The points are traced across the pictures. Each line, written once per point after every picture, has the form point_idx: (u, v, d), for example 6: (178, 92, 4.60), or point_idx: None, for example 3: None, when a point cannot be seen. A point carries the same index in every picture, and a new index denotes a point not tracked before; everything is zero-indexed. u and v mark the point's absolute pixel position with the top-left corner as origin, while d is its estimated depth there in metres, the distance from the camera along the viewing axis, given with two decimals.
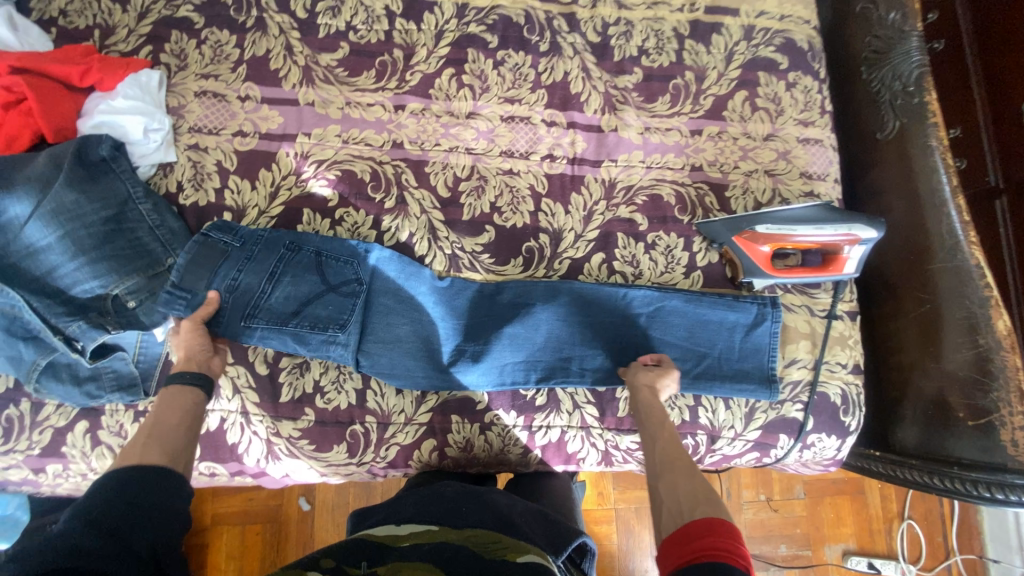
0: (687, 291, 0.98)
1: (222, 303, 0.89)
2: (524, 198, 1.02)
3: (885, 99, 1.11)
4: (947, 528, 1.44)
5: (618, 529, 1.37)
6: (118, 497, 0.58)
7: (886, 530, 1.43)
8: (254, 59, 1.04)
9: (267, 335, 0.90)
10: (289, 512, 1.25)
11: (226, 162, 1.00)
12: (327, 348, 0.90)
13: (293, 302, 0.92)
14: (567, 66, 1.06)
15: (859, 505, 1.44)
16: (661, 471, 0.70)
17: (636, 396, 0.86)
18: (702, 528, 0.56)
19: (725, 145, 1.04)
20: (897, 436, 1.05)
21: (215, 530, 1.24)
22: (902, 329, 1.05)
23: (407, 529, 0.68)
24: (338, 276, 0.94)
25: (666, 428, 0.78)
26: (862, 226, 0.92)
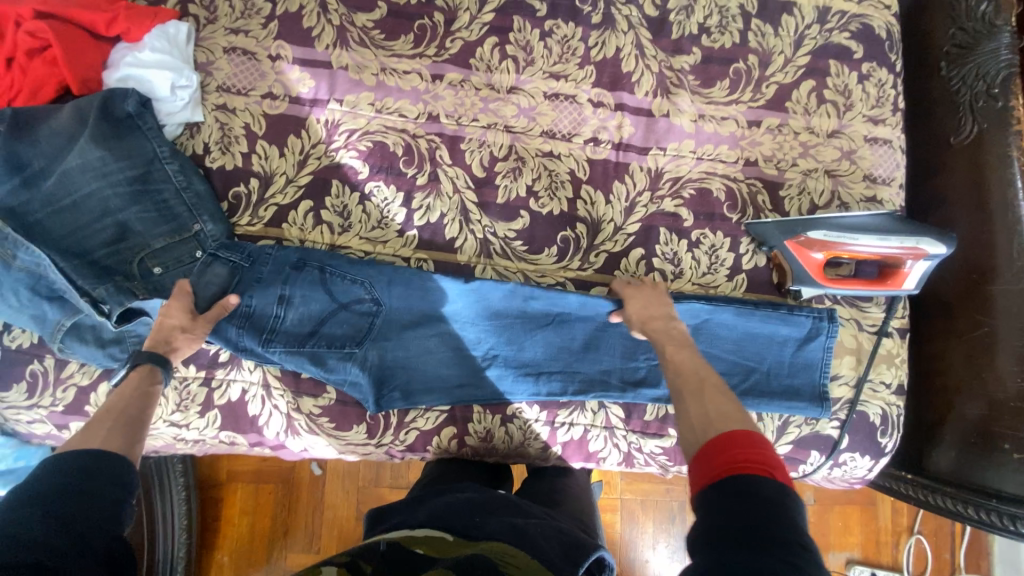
0: (734, 300, 0.92)
1: (237, 327, 0.87)
2: (563, 183, 0.96)
3: (964, 99, 1.01)
4: (955, 544, 1.41)
5: (622, 518, 1.37)
6: (56, 483, 0.54)
7: (893, 542, 1.40)
8: (287, 15, 0.98)
9: (285, 358, 0.87)
10: (301, 475, 1.27)
11: (254, 125, 0.95)
12: (344, 368, 0.89)
13: (308, 322, 0.89)
14: (620, 41, 0.98)
15: (869, 516, 1.41)
16: (678, 393, 0.72)
17: (644, 327, 0.84)
18: (727, 442, 0.59)
19: (785, 139, 0.96)
20: (931, 459, 1.00)
21: (229, 486, 1.26)
22: (950, 350, 0.99)
23: (421, 532, 0.68)
24: (347, 293, 0.90)
25: (680, 347, 0.79)
26: (930, 241, 0.85)
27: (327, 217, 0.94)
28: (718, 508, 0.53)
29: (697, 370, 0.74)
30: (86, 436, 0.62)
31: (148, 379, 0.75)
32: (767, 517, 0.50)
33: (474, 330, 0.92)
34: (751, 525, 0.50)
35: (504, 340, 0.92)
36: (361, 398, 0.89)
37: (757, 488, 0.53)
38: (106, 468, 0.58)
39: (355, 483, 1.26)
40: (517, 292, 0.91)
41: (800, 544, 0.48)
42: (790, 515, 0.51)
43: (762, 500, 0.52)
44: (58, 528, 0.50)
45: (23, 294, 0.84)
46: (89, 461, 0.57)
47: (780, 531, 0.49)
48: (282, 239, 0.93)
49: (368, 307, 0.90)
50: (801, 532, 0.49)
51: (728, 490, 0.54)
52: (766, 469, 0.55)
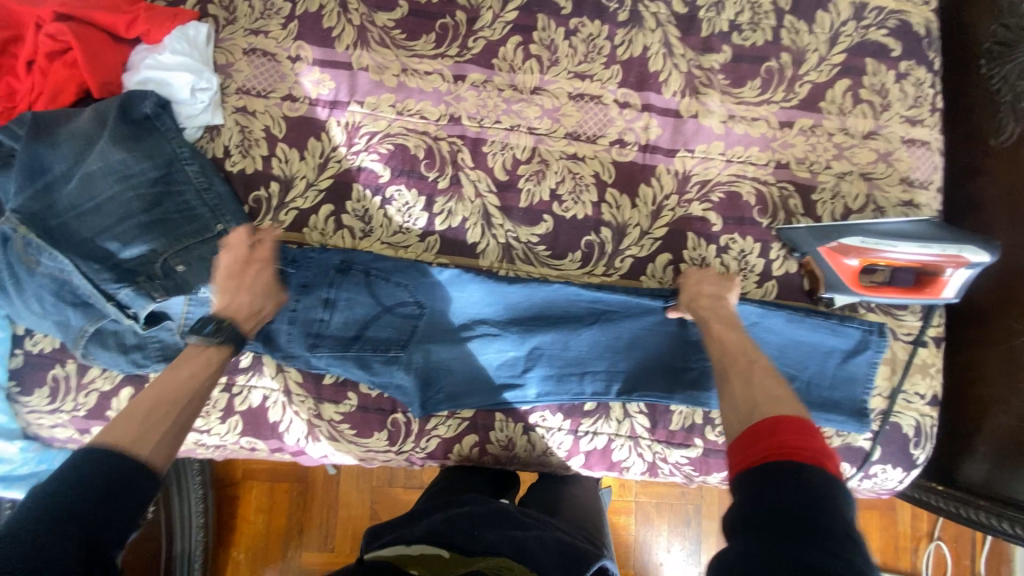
0: (789, 308, 0.89)
1: (288, 331, 0.88)
2: (587, 186, 0.94)
3: (1005, 100, 0.97)
4: (976, 552, 1.38)
5: (637, 520, 1.36)
6: (91, 503, 0.52)
7: (912, 549, 1.38)
8: (307, 15, 0.97)
9: (331, 362, 0.87)
10: (315, 474, 1.27)
11: (274, 128, 0.94)
12: (390, 371, 0.88)
13: (353, 326, 0.89)
14: (647, 40, 0.95)
15: (888, 521, 1.38)
16: (722, 373, 0.71)
17: (691, 305, 0.84)
18: (770, 427, 0.57)
19: (818, 141, 0.93)
20: (962, 470, 0.97)
21: (245, 484, 1.27)
22: (985, 360, 0.96)
23: (417, 549, 0.68)
24: (392, 297, 0.90)
25: (727, 326, 0.78)
26: (973, 249, 0.81)
27: (349, 222, 0.93)
28: (757, 492, 0.52)
29: (746, 353, 0.72)
30: (127, 429, 0.60)
31: (212, 369, 0.73)
32: (811, 507, 0.49)
33: (514, 331, 0.90)
34: (796, 514, 0.49)
35: (548, 343, 0.90)
36: (406, 402, 0.88)
37: (802, 477, 0.51)
38: (141, 489, 0.56)
39: (369, 482, 1.26)
40: (568, 291, 0.89)
41: (846, 536, 0.47)
42: (836, 506, 0.49)
43: (808, 489, 0.50)
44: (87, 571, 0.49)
45: (48, 299, 0.84)
46: (126, 475, 0.55)
47: (826, 523, 0.48)
48: (303, 243, 0.92)
49: (412, 309, 0.90)
50: (848, 526, 0.48)
51: (771, 477, 0.52)
52: (814, 458, 0.54)
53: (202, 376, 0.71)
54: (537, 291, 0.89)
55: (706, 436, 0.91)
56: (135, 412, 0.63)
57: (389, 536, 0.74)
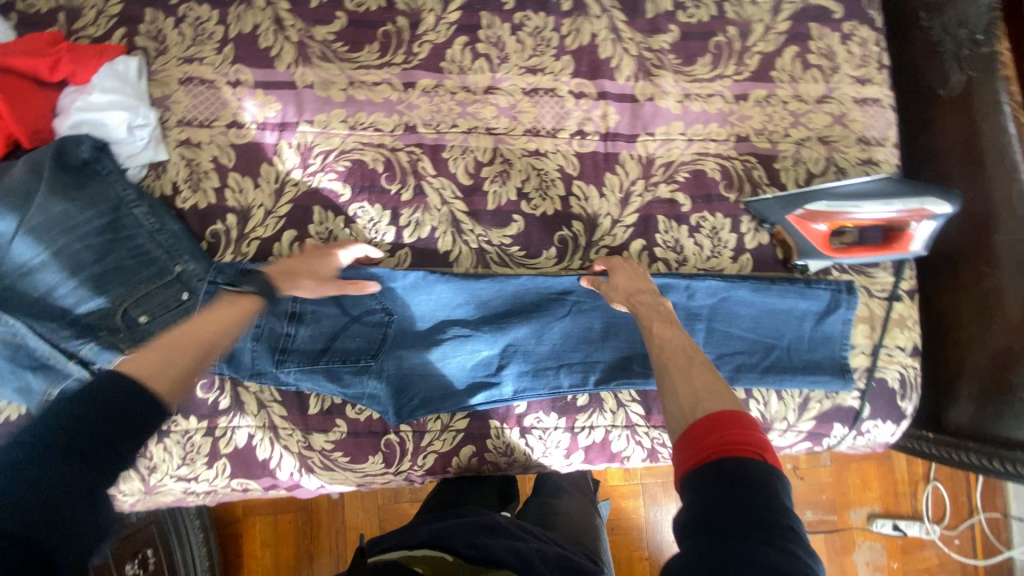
0: (753, 278, 0.90)
1: (250, 348, 0.84)
2: (553, 181, 0.92)
3: (948, 49, 0.99)
4: (971, 488, 1.42)
5: (645, 502, 1.36)
6: (90, 434, 0.50)
7: (912, 493, 1.42)
8: (241, 36, 0.94)
9: (300, 377, 0.84)
10: (319, 500, 1.24)
11: (222, 158, 0.91)
12: (361, 381, 0.85)
13: (321, 338, 0.86)
14: (594, 26, 0.94)
15: (885, 470, 1.42)
16: (661, 365, 0.70)
17: (629, 300, 0.82)
18: (714, 424, 0.58)
19: (774, 110, 0.94)
20: (950, 416, 0.99)
21: (247, 521, 1.23)
22: (959, 304, 0.99)
23: (420, 553, 0.70)
24: (360, 305, 0.87)
25: (667, 324, 0.77)
26: (934, 199, 0.83)
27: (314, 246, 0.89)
28: (706, 492, 0.52)
29: (683, 346, 0.72)
30: (136, 366, 0.58)
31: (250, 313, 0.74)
32: (754, 502, 0.50)
33: (487, 330, 0.88)
34: (744, 511, 0.49)
35: (521, 344, 0.89)
36: (380, 411, 0.85)
37: (746, 472, 0.52)
38: (145, 420, 0.54)
39: (375, 501, 1.23)
40: (538, 283, 0.89)
41: (788, 529, 0.48)
42: (777, 497, 0.51)
43: (752, 484, 0.51)
44: (86, 503, 0.48)
45: (4, 366, 0.79)
46: (126, 406, 0.53)
47: (769, 518, 0.49)
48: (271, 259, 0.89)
49: (381, 317, 0.87)
50: (785, 513, 0.50)
51: (716, 475, 0.53)
52: (753, 450, 0.55)
53: (229, 325, 0.70)
54: (508, 283, 0.88)
55: None
56: (149, 350, 0.61)
57: (390, 542, 0.75)
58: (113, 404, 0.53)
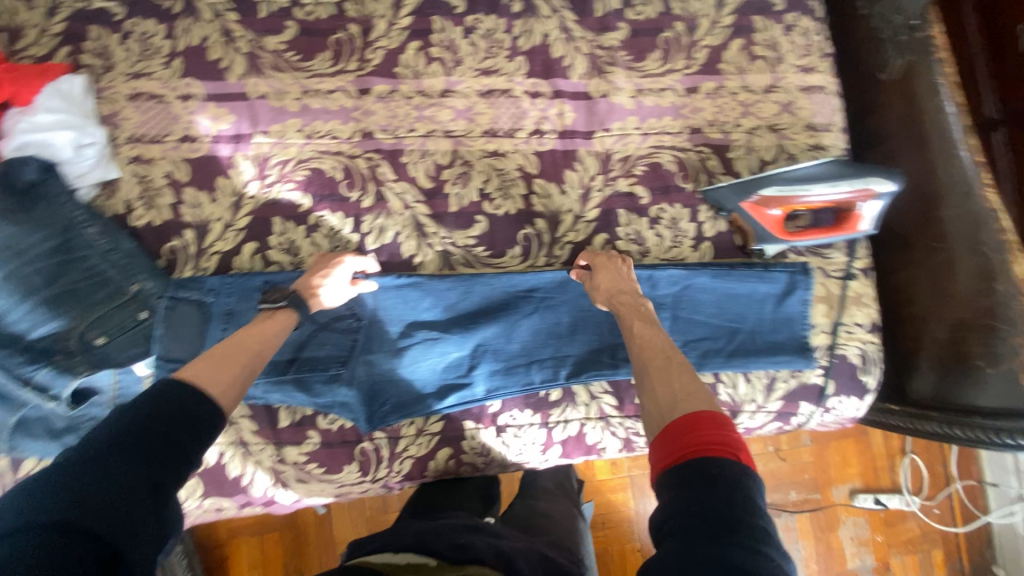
0: (713, 265, 0.92)
1: None
2: (514, 180, 0.93)
3: (887, 35, 1.04)
4: (946, 458, 1.47)
5: (634, 495, 1.37)
6: (160, 431, 0.55)
7: (890, 466, 1.46)
8: (190, 50, 0.93)
9: (268, 390, 0.82)
10: (305, 517, 1.22)
11: (176, 173, 0.90)
12: (332, 389, 0.83)
13: (288, 347, 0.84)
14: (545, 27, 0.96)
15: (863, 446, 1.46)
16: (642, 367, 0.73)
17: (611, 300, 0.84)
18: (688, 424, 0.59)
19: (724, 101, 0.96)
20: (913, 387, 1.02)
21: (232, 545, 1.20)
22: (914, 280, 1.02)
23: (404, 558, 0.67)
24: (328, 312, 0.86)
25: (648, 324, 0.79)
26: (878, 179, 0.86)
27: (276, 257, 0.88)
28: (678, 493, 0.53)
29: (663, 346, 0.75)
30: (192, 374, 0.63)
31: (283, 329, 0.77)
32: (725, 501, 0.51)
33: (457, 332, 0.88)
34: (714, 511, 0.50)
35: (491, 344, 0.89)
36: (352, 419, 0.84)
37: (717, 472, 0.53)
38: (201, 424, 0.59)
39: (363, 514, 1.22)
40: (504, 281, 0.89)
41: (760, 530, 0.50)
42: (749, 498, 0.52)
43: (723, 484, 0.52)
44: (154, 495, 0.52)
45: None
46: (189, 411, 0.59)
47: (741, 518, 0.50)
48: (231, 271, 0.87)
49: (350, 322, 0.86)
50: (755, 512, 0.51)
51: (688, 475, 0.54)
52: (725, 450, 0.56)
53: (268, 337, 0.74)
54: (475, 283, 0.89)
55: None
56: (201, 361, 0.66)
57: (375, 544, 0.72)
58: (172, 407, 0.58)
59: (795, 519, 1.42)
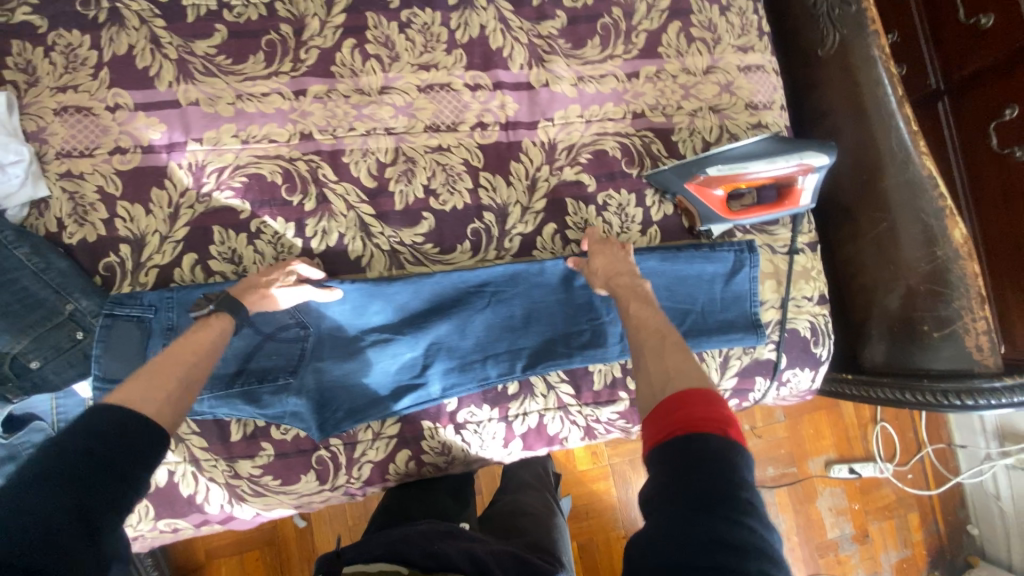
0: (660, 248, 0.92)
1: None
2: (459, 174, 0.92)
3: (822, 11, 1.05)
4: (917, 423, 1.51)
5: (615, 482, 1.39)
6: (84, 452, 0.50)
7: (862, 436, 1.49)
8: (116, 59, 0.90)
9: (215, 404, 0.81)
10: (286, 530, 1.21)
11: (108, 186, 0.87)
12: (281, 400, 0.82)
13: (233, 360, 0.82)
14: (482, 18, 0.95)
15: (835, 416, 1.49)
16: (638, 348, 0.70)
17: (609, 282, 0.83)
18: (682, 399, 0.58)
19: (665, 85, 0.97)
20: (866, 355, 1.05)
21: (212, 564, 1.18)
22: (861, 251, 1.04)
23: (375, 568, 0.68)
24: (272, 322, 0.84)
25: (643, 303, 0.77)
26: (813, 153, 0.87)
27: (217, 267, 0.86)
28: (670, 468, 0.53)
29: (659, 325, 0.72)
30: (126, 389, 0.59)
31: (219, 334, 0.72)
32: (717, 478, 0.50)
33: (409, 332, 0.88)
34: (705, 488, 0.50)
35: (445, 342, 0.89)
36: (303, 427, 0.83)
37: (709, 448, 0.52)
38: (142, 440, 0.54)
39: (345, 521, 1.23)
40: (454, 279, 0.88)
41: (748, 505, 0.50)
42: (739, 474, 0.51)
43: (715, 460, 0.52)
44: (79, 523, 0.48)
45: None
46: (122, 425, 0.54)
47: (732, 493, 0.50)
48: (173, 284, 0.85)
49: (296, 331, 0.85)
50: (747, 487, 0.51)
51: (681, 451, 0.53)
52: (718, 425, 0.55)
53: (212, 342, 0.70)
54: (423, 283, 0.87)
55: (630, 387, 0.93)
56: (140, 376, 0.61)
57: (346, 553, 0.72)
58: (106, 426, 0.53)
59: (773, 493, 1.44)
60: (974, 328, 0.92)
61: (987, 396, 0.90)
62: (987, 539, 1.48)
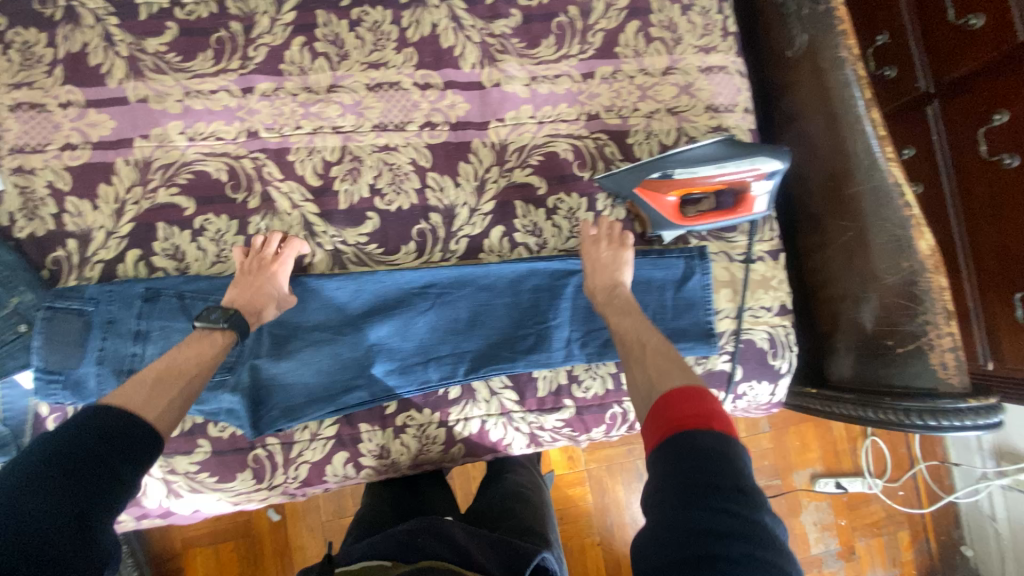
0: None
1: (96, 373, 0.80)
2: (406, 174, 0.91)
3: (792, 11, 1.01)
4: (910, 439, 1.45)
5: (591, 489, 1.36)
6: (81, 457, 0.54)
7: (851, 449, 1.44)
8: (70, 57, 0.90)
9: None
10: (261, 526, 1.21)
11: (58, 182, 0.88)
12: (217, 396, 0.82)
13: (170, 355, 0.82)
14: (434, 17, 0.93)
15: (823, 430, 1.44)
16: (624, 360, 0.73)
17: (593, 291, 0.85)
18: (671, 400, 0.59)
19: (621, 86, 0.94)
20: (834, 369, 1.02)
21: (187, 554, 1.19)
22: (830, 260, 1.01)
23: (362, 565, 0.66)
24: None
25: (623, 313, 0.80)
26: (765, 158, 0.84)
27: (160, 263, 0.86)
28: (662, 466, 0.53)
29: (640, 336, 0.75)
30: (120, 398, 0.62)
31: (220, 349, 0.73)
32: (705, 470, 0.50)
33: (349, 332, 0.87)
34: (694, 481, 0.50)
35: (386, 343, 0.88)
36: (238, 425, 0.82)
37: (698, 442, 0.52)
38: (132, 446, 0.58)
39: (319, 518, 1.22)
40: (397, 279, 0.87)
41: (736, 491, 0.49)
42: (729, 464, 0.51)
43: (705, 453, 0.51)
44: (75, 529, 0.51)
45: None
46: (120, 432, 0.57)
47: (721, 483, 0.49)
48: (117, 279, 0.86)
49: None
50: (738, 477, 0.50)
51: (673, 448, 0.54)
52: (707, 420, 0.55)
53: (207, 357, 0.72)
54: (367, 282, 0.87)
55: (576, 394, 0.91)
56: (129, 386, 0.64)
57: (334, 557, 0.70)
58: (99, 432, 0.56)
59: None
60: (940, 345, 0.86)
61: (951, 417, 0.85)
62: (983, 563, 1.40)
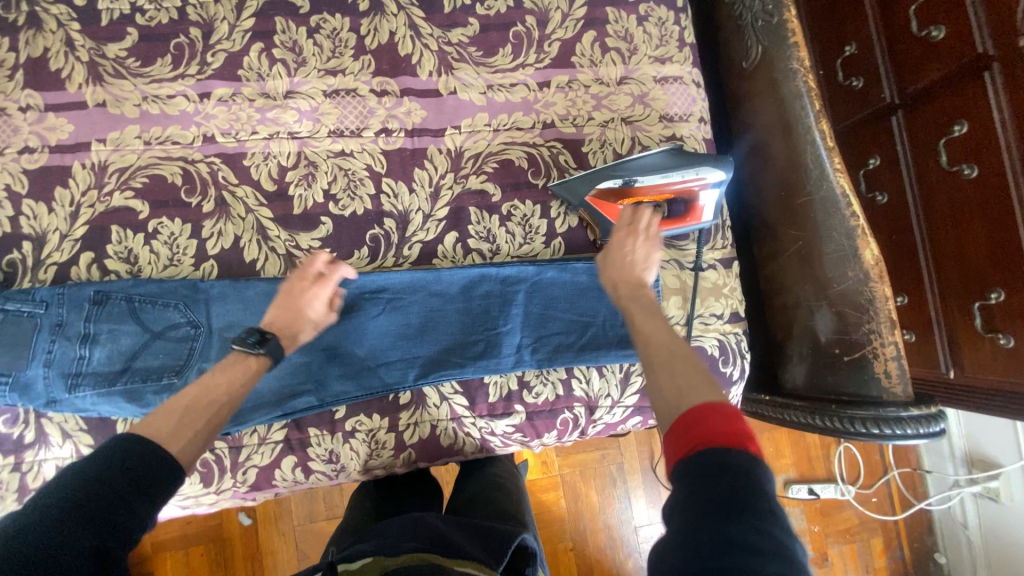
0: (551, 261, 0.93)
1: (43, 375, 0.81)
2: (361, 180, 0.92)
3: (748, 22, 1.02)
4: (883, 446, 1.46)
5: (565, 493, 1.36)
6: (106, 491, 0.53)
7: (825, 456, 1.45)
8: (30, 61, 0.91)
9: (97, 400, 0.81)
10: (231, 529, 1.21)
11: (15, 185, 0.88)
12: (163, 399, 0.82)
13: (119, 357, 0.83)
14: (392, 25, 0.94)
15: (796, 436, 1.45)
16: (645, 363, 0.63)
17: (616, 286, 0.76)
18: (703, 414, 0.52)
19: (575, 95, 0.96)
20: (789, 376, 1.02)
21: (157, 558, 1.19)
22: (784, 267, 1.01)
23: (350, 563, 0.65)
24: (161, 321, 0.85)
25: (649, 315, 0.69)
26: (708, 167, 0.85)
27: (114, 266, 0.87)
28: (693, 478, 0.48)
29: (667, 341, 0.64)
30: (147, 428, 0.62)
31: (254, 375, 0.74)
32: (740, 486, 0.45)
33: None
34: (728, 496, 0.45)
35: (338, 347, 0.88)
36: None
37: (734, 458, 0.48)
38: (156, 483, 0.57)
39: (290, 521, 1.23)
40: (350, 285, 0.88)
41: (769, 511, 0.44)
42: (761, 483, 0.46)
43: (740, 470, 0.47)
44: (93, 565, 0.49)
45: None
46: (147, 467, 0.57)
47: (756, 502, 0.45)
48: (69, 282, 0.86)
49: (185, 330, 0.85)
50: (771, 498, 0.46)
51: (704, 462, 0.48)
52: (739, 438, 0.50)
53: (239, 384, 0.72)
54: None
55: (527, 400, 0.91)
56: (157, 415, 0.64)
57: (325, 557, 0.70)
58: (127, 466, 0.56)
59: None
60: (882, 354, 0.88)
61: (891, 425, 0.86)
62: (955, 569, 1.41)
